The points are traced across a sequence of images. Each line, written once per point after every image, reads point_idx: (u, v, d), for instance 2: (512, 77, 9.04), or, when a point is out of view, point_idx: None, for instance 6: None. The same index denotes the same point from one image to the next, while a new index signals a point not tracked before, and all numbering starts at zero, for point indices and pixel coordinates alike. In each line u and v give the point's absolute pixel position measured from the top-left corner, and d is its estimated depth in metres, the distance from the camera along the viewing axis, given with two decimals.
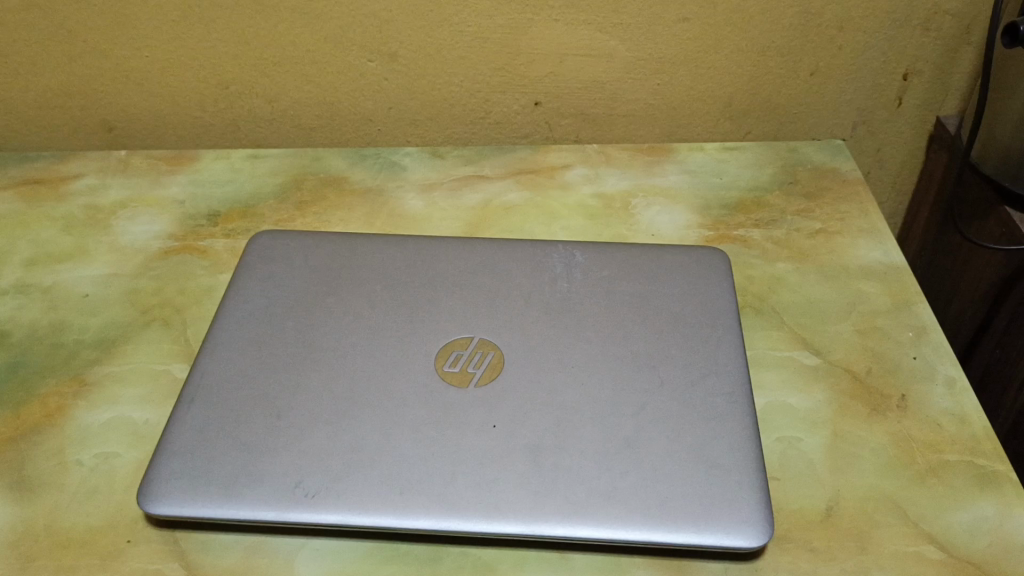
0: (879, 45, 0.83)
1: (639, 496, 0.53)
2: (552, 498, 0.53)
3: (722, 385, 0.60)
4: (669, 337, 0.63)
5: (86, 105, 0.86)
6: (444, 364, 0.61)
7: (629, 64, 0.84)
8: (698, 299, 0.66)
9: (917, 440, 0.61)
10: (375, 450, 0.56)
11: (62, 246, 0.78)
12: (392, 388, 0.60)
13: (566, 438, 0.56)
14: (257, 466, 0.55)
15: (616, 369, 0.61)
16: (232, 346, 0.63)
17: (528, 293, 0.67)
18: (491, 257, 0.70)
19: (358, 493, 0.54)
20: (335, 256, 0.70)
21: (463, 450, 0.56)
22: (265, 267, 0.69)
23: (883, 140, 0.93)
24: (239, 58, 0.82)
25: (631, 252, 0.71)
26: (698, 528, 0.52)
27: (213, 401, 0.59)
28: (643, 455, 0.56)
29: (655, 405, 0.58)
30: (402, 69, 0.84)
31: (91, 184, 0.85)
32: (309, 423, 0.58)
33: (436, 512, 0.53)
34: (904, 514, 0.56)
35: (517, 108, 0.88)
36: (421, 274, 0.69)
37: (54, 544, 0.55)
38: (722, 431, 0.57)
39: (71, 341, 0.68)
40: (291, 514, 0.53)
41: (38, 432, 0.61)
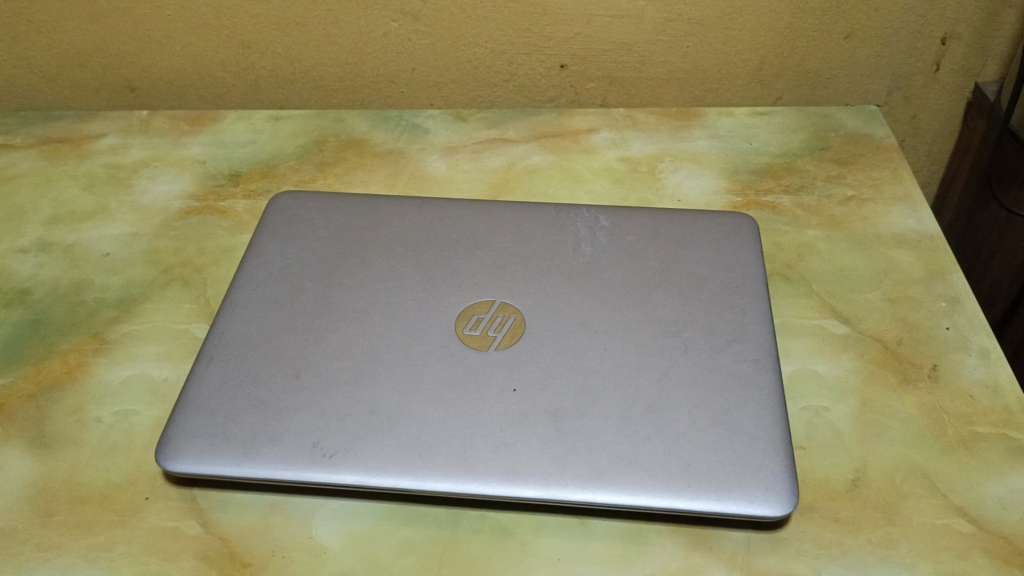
0: (916, 7, 0.81)
1: (661, 463, 0.52)
2: (574, 462, 0.52)
3: (748, 352, 0.59)
4: (695, 302, 0.62)
5: (108, 64, 0.86)
6: (465, 327, 0.60)
7: (657, 25, 0.82)
8: (726, 266, 0.65)
9: (949, 412, 0.59)
10: (395, 412, 0.55)
11: (84, 205, 0.78)
12: (412, 350, 0.59)
13: (588, 403, 0.55)
14: (275, 425, 0.55)
15: (639, 333, 0.60)
16: (252, 306, 0.62)
17: (550, 257, 0.66)
18: (515, 220, 0.69)
19: (377, 454, 0.53)
20: (357, 218, 0.69)
21: (483, 413, 0.55)
22: (285, 227, 0.69)
23: (918, 106, 0.91)
24: (260, 16, 0.81)
25: (657, 216, 0.69)
26: (721, 495, 0.51)
27: (232, 360, 0.59)
28: (665, 421, 0.54)
29: (679, 371, 0.57)
30: (425, 30, 0.82)
31: (113, 144, 0.85)
32: (328, 384, 0.57)
33: (456, 473, 0.52)
34: (934, 486, 0.55)
35: (542, 70, 0.86)
36: (443, 237, 0.68)
37: (74, 500, 0.55)
38: (748, 398, 0.56)
39: (92, 299, 0.68)
40: (310, 474, 0.53)
41: (59, 389, 0.61)
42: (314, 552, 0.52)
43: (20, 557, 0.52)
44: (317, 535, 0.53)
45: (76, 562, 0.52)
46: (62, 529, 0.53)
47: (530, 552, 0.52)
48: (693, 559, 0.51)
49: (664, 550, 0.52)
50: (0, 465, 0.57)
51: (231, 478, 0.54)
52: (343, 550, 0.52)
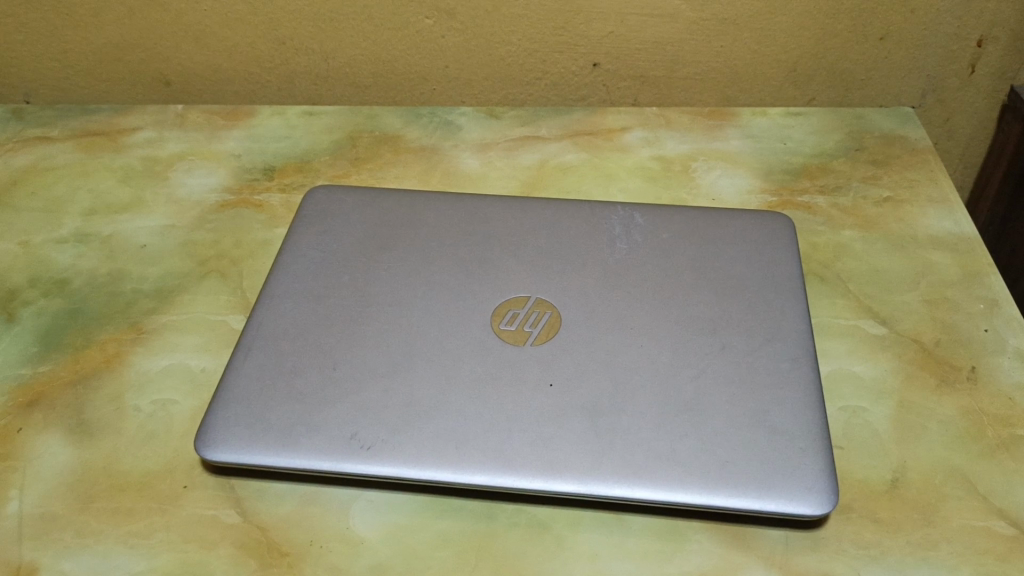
0: (953, 9, 0.80)
1: (699, 460, 0.52)
2: (610, 458, 0.52)
3: (786, 350, 0.58)
4: (731, 301, 0.62)
5: (144, 58, 0.86)
6: (501, 322, 0.60)
7: (691, 24, 0.82)
8: (761, 265, 0.65)
9: (987, 414, 0.58)
10: (432, 405, 0.55)
11: (121, 197, 0.78)
12: (447, 344, 0.59)
13: (624, 399, 0.55)
14: (313, 416, 0.55)
15: (676, 331, 0.59)
16: (289, 298, 0.63)
17: (586, 254, 0.65)
18: (549, 217, 0.69)
19: (414, 447, 0.53)
20: (392, 213, 0.70)
21: (519, 407, 0.55)
22: (320, 220, 0.69)
23: (953, 109, 0.90)
24: (295, 12, 0.82)
25: (692, 214, 0.69)
26: (758, 492, 0.51)
27: (270, 351, 0.59)
28: (702, 418, 0.54)
29: (716, 369, 0.57)
30: (459, 27, 0.82)
31: (149, 137, 0.85)
32: (365, 376, 0.57)
33: (492, 467, 0.52)
34: (973, 488, 0.54)
35: (575, 69, 0.86)
36: (478, 233, 0.68)
37: (113, 487, 0.55)
38: (786, 397, 0.56)
39: (129, 290, 0.69)
40: (348, 465, 0.53)
41: (98, 377, 0.62)
42: (350, 543, 0.52)
43: (59, 542, 0.53)
44: (353, 526, 0.53)
45: (116, 548, 0.52)
46: (102, 516, 0.54)
47: (567, 547, 0.52)
48: (730, 558, 0.51)
49: (702, 547, 0.52)
50: (40, 452, 0.57)
51: (269, 467, 0.54)
52: (380, 541, 0.52)
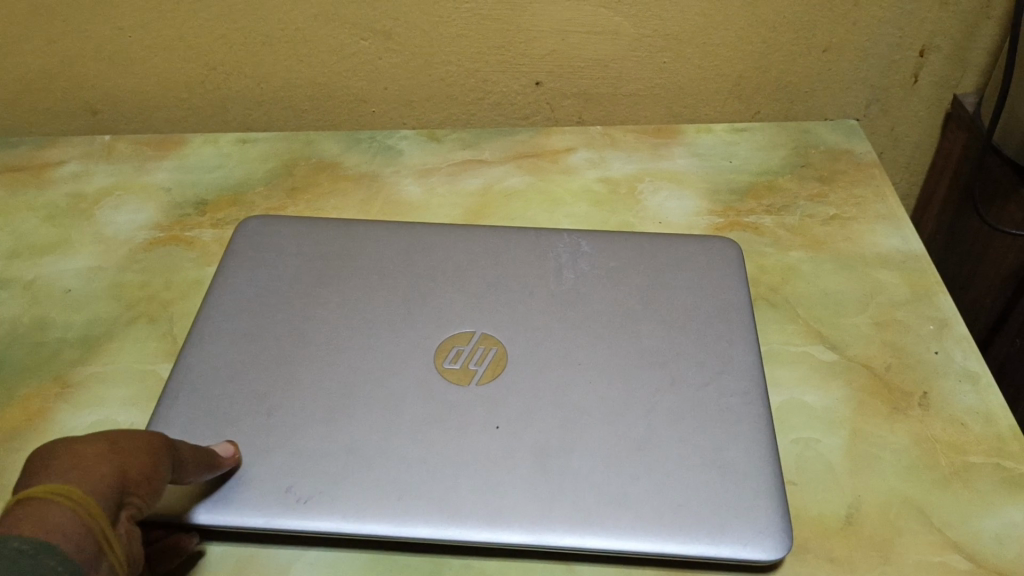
0: (895, 20, 0.80)
1: (651, 503, 0.51)
2: (560, 505, 0.50)
3: (737, 384, 0.57)
4: (680, 332, 0.60)
5: (68, 87, 0.83)
6: (444, 360, 0.58)
7: (634, 41, 0.81)
8: (711, 292, 0.63)
9: (940, 441, 0.58)
10: (372, 452, 0.53)
11: (44, 238, 0.74)
12: (389, 385, 0.57)
13: (573, 440, 0.54)
14: (247, 468, 0.52)
15: (626, 367, 0.58)
16: (221, 338, 0.60)
17: (532, 285, 0.64)
18: (494, 247, 0.67)
19: (354, 498, 0.51)
20: (330, 245, 0.67)
21: (465, 452, 0.53)
22: (254, 255, 0.66)
23: (897, 119, 0.90)
24: (225, 36, 0.79)
25: (640, 241, 0.68)
26: (713, 537, 0.49)
27: (200, 396, 0.56)
28: (654, 457, 0.53)
29: (667, 406, 0.56)
30: (396, 48, 0.80)
31: (74, 171, 0.82)
32: (303, 422, 0.55)
33: (437, 517, 0.50)
34: (928, 521, 0.53)
35: (517, 88, 0.84)
36: (420, 266, 0.65)
37: None
38: (741, 435, 0.54)
39: (54, 339, 0.65)
40: (284, 521, 0.50)
41: (19, 437, 0.58)
42: None
43: None
44: None
45: None
46: None
47: None
48: None
49: None
50: None
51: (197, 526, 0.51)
52: None
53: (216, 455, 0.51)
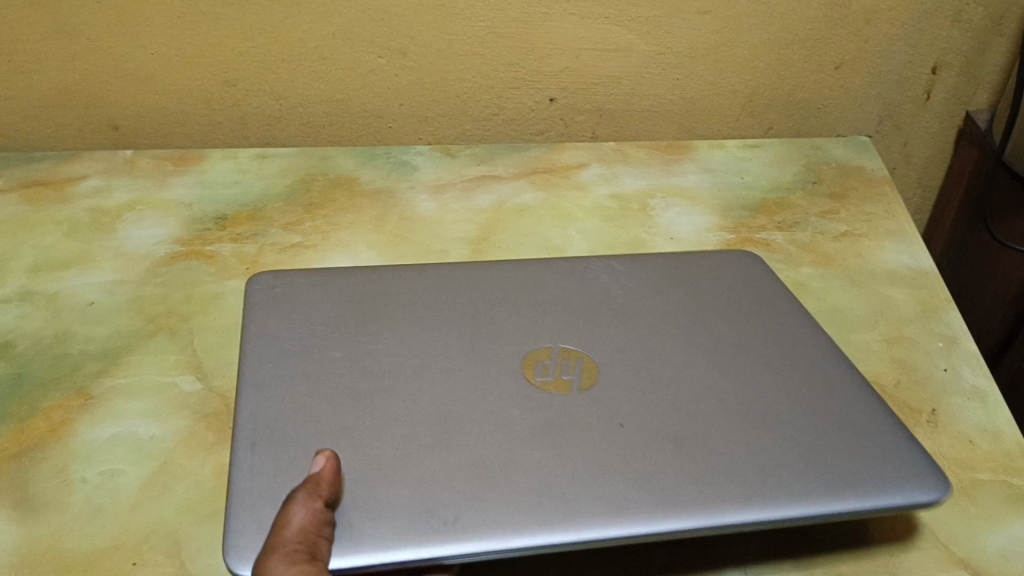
0: (906, 37, 0.81)
1: (816, 472, 0.48)
2: (723, 486, 0.47)
3: (828, 354, 0.57)
4: (747, 320, 0.59)
5: (91, 103, 0.84)
6: (535, 373, 0.53)
7: (647, 58, 0.82)
8: (753, 286, 0.63)
9: (948, 457, 0.58)
10: (503, 463, 0.47)
11: (67, 252, 0.76)
12: (489, 398, 0.51)
13: (703, 432, 0.50)
14: (366, 497, 0.45)
15: (723, 360, 0.55)
16: (277, 383, 0.51)
17: (592, 299, 0.60)
18: (528, 268, 0.63)
19: (508, 510, 0.45)
20: (356, 283, 0.60)
21: (605, 454, 0.48)
22: (278, 302, 0.58)
23: (910, 135, 0.91)
24: (245, 54, 0.80)
25: (663, 260, 0.65)
26: (880, 488, 0.48)
27: (278, 442, 0.48)
28: (793, 434, 0.50)
29: (771, 382, 0.54)
30: (412, 65, 0.81)
31: (96, 186, 0.83)
32: (412, 449, 0.48)
33: (603, 518, 0.45)
34: (936, 538, 0.54)
35: (531, 104, 0.86)
36: (482, 290, 0.60)
37: (57, 566, 0.53)
38: (854, 398, 0.54)
39: (75, 351, 0.67)
40: (436, 547, 0.43)
41: (41, 447, 0.60)
42: None
43: None
44: None
45: None
46: None
47: None
48: None
49: None
50: None
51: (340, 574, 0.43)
52: None
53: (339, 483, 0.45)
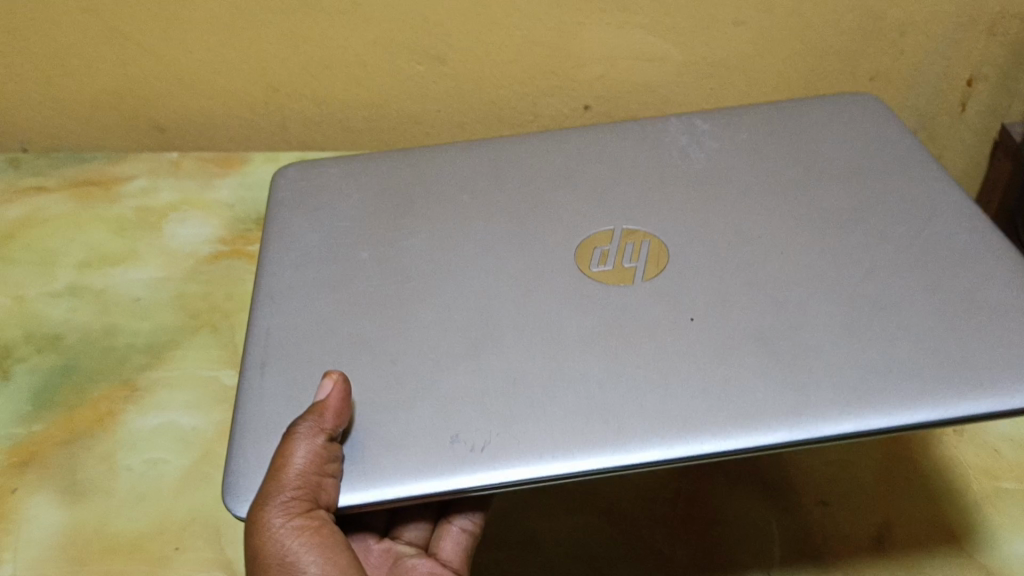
0: (942, 49, 0.81)
1: (914, 359, 0.47)
2: (818, 391, 0.47)
3: (947, 225, 0.55)
4: (853, 185, 0.59)
5: (139, 106, 0.87)
6: (590, 264, 0.56)
7: (681, 67, 0.83)
8: (865, 143, 0.62)
9: (973, 467, 0.61)
10: (551, 371, 0.49)
11: (115, 249, 0.79)
12: (539, 300, 0.54)
13: (793, 316, 0.50)
14: (387, 433, 0.48)
15: (821, 238, 0.55)
16: (302, 292, 0.57)
17: (666, 172, 0.62)
18: (608, 146, 0.65)
19: (549, 435, 0.46)
20: (406, 177, 0.65)
21: (667, 348, 0.50)
22: (307, 198, 0.64)
23: (945, 146, 0.91)
24: (287, 60, 0.82)
25: (760, 118, 0.66)
26: (978, 387, 0.46)
27: (283, 358, 0.53)
28: (893, 311, 0.50)
29: (881, 258, 0.53)
30: (450, 72, 0.83)
31: (143, 186, 0.85)
32: (450, 360, 0.51)
33: (672, 435, 0.46)
34: (958, 542, 0.57)
35: (567, 111, 0.87)
36: (549, 176, 0.63)
37: (104, 550, 0.56)
38: (969, 271, 0.52)
39: (122, 344, 0.69)
40: (461, 478, 0.46)
41: (89, 436, 0.63)
42: None
43: None
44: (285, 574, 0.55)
45: None
46: None
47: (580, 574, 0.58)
48: None
49: None
50: (33, 513, 0.58)
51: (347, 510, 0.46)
52: None
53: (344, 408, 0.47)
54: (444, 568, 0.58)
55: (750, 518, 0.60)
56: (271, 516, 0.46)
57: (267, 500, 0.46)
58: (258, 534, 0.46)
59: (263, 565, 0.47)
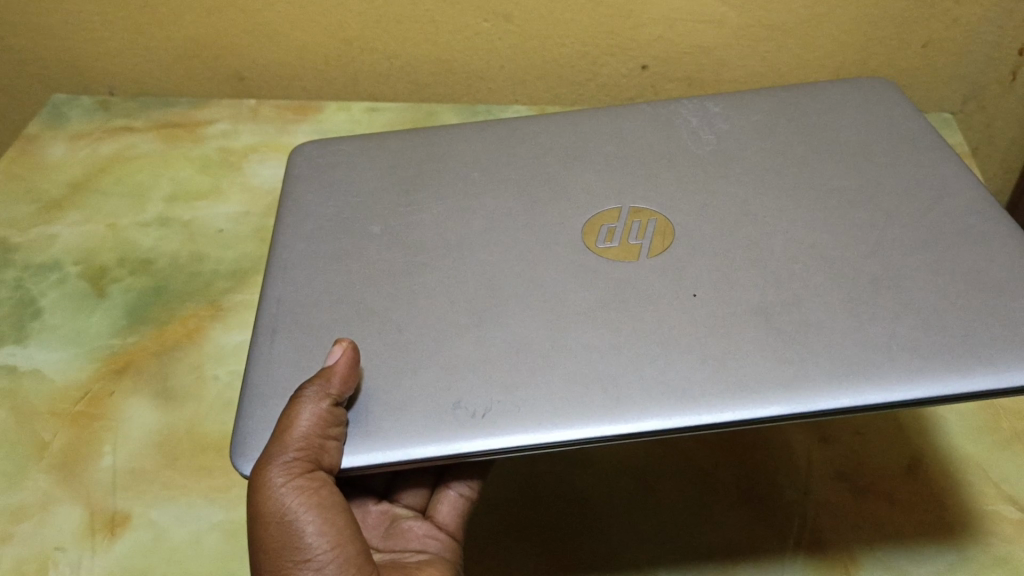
0: (995, 19, 0.83)
1: (921, 341, 0.47)
2: (818, 365, 0.47)
3: (959, 209, 0.55)
4: (867, 170, 0.59)
5: (220, 56, 0.92)
6: (597, 241, 0.56)
7: (739, 31, 0.86)
8: (881, 129, 0.63)
9: (1005, 408, 0.65)
10: (552, 343, 0.50)
11: (200, 185, 0.86)
12: (548, 270, 0.54)
13: (798, 296, 0.51)
14: (390, 396, 0.48)
15: (827, 221, 0.55)
16: (311, 262, 0.57)
17: (675, 152, 0.63)
18: (616, 124, 0.66)
19: (548, 402, 0.47)
20: (413, 151, 0.66)
21: (672, 320, 0.50)
22: (320, 172, 0.65)
23: (994, 115, 0.93)
24: (362, 15, 0.86)
25: (770, 101, 0.67)
26: (982, 365, 0.46)
27: (293, 322, 0.53)
28: (903, 295, 0.50)
29: (889, 239, 0.54)
30: (515, 30, 0.87)
31: (224, 130, 0.93)
32: (450, 329, 0.51)
33: (670, 406, 0.46)
34: (986, 476, 0.61)
35: (625, 71, 0.91)
36: (560, 154, 0.64)
37: (195, 446, 0.62)
38: (981, 249, 0.52)
39: (207, 270, 0.76)
40: (462, 442, 0.46)
41: (179, 348, 0.69)
42: None
43: (149, 493, 0.59)
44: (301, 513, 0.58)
45: (198, 501, 0.59)
46: (186, 472, 0.60)
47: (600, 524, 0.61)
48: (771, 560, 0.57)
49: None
50: (130, 414, 0.64)
51: (353, 471, 0.47)
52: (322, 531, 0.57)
53: (351, 375, 0.48)
54: (439, 531, 0.58)
55: (800, 455, 0.64)
56: (272, 475, 0.46)
57: (270, 459, 0.46)
58: (259, 492, 0.47)
59: (261, 522, 0.47)
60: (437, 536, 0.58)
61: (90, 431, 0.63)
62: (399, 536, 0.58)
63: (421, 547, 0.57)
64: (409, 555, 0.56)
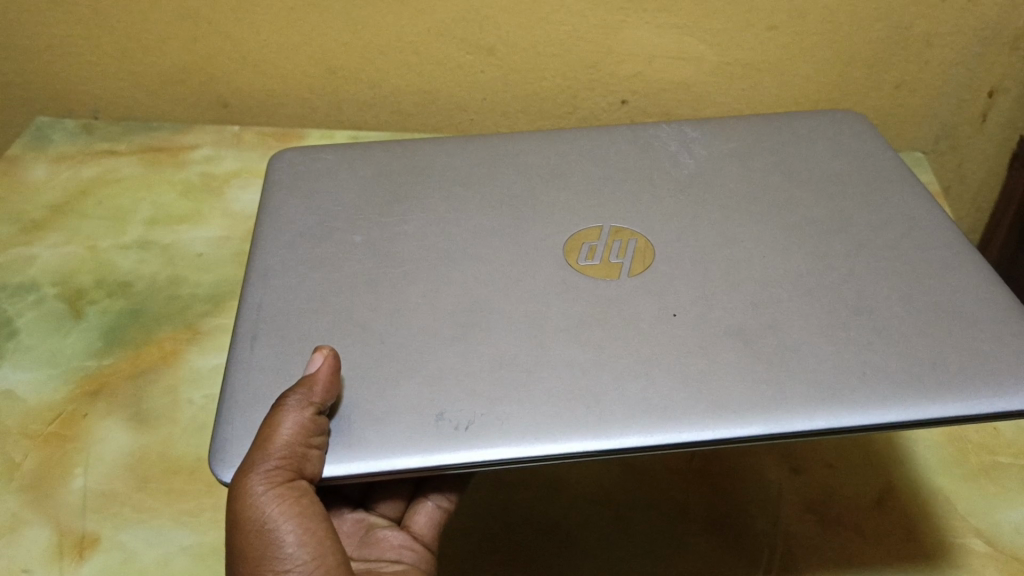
0: (965, 61, 0.86)
1: (900, 367, 0.48)
2: (796, 389, 0.47)
3: (931, 243, 0.56)
4: (842, 199, 0.60)
5: (205, 82, 0.93)
6: (579, 258, 0.57)
7: (717, 68, 0.88)
8: (860, 160, 0.64)
9: (972, 441, 0.66)
10: (534, 361, 0.50)
11: (180, 210, 0.86)
12: (531, 285, 0.55)
13: (775, 320, 0.51)
14: (374, 405, 0.48)
15: (806, 249, 0.56)
16: (291, 271, 0.57)
17: (654, 175, 0.64)
18: (597, 146, 0.67)
19: (532, 416, 0.47)
20: (396, 165, 0.67)
21: (654, 339, 0.51)
22: (302, 182, 0.65)
23: (965, 155, 0.96)
24: (347, 45, 0.87)
25: (751, 130, 0.68)
26: (955, 393, 0.47)
27: (277, 330, 0.53)
28: (884, 323, 0.51)
29: (866, 267, 0.55)
30: (497, 63, 0.88)
31: (207, 155, 0.93)
32: (435, 342, 0.52)
33: (649, 424, 0.46)
34: (954, 509, 0.61)
35: (605, 105, 0.92)
36: (544, 173, 0.65)
37: (167, 469, 0.62)
38: (954, 282, 0.53)
39: (186, 293, 0.76)
40: (443, 454, 0.46)
41: (155, 370, 0.69)
42: None
43: (120, 515, 0.59)
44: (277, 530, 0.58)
45: (168, 524, 0.59)
46: (157, 494, 0.60)
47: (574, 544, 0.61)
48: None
49: None
50: (102, 435, 0.64)
51: (336, 480, 0.47)
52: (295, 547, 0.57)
53: (332, 385, 0.48)
54: (414, 541, 0.59)
55: (773, 485, 0.65)
56: (253, 483, 0.46)
57: (252, 466, 0.46)
58: (239, 500, 0.46)
59: (240, 531, 0.47)
60: (412, 547, 0.58)
61: (62, 452, 0.63)
62: (375, 545, 0.58)
63: (396, 558, 0.57)
64: (386, 564, 0.56)
